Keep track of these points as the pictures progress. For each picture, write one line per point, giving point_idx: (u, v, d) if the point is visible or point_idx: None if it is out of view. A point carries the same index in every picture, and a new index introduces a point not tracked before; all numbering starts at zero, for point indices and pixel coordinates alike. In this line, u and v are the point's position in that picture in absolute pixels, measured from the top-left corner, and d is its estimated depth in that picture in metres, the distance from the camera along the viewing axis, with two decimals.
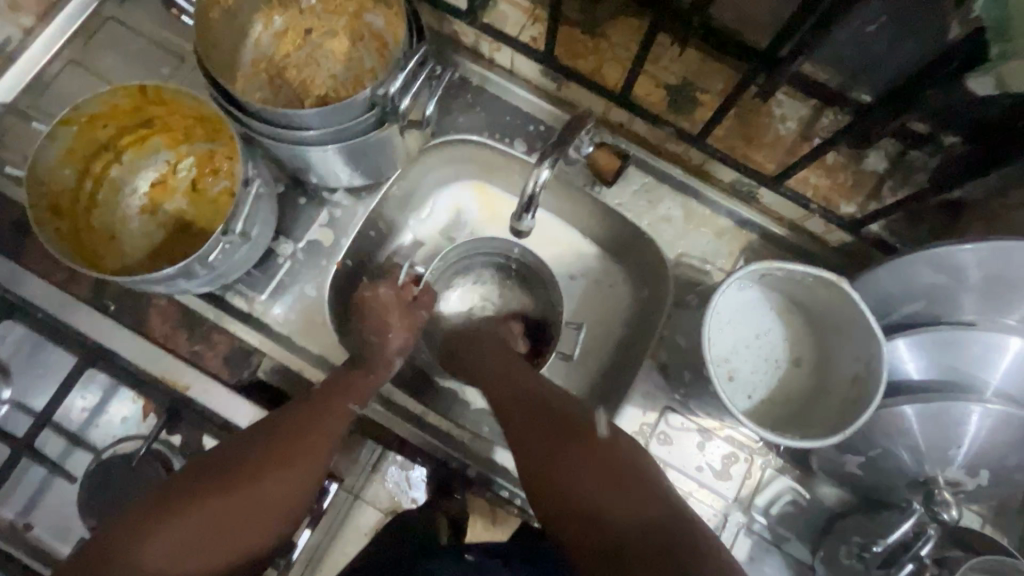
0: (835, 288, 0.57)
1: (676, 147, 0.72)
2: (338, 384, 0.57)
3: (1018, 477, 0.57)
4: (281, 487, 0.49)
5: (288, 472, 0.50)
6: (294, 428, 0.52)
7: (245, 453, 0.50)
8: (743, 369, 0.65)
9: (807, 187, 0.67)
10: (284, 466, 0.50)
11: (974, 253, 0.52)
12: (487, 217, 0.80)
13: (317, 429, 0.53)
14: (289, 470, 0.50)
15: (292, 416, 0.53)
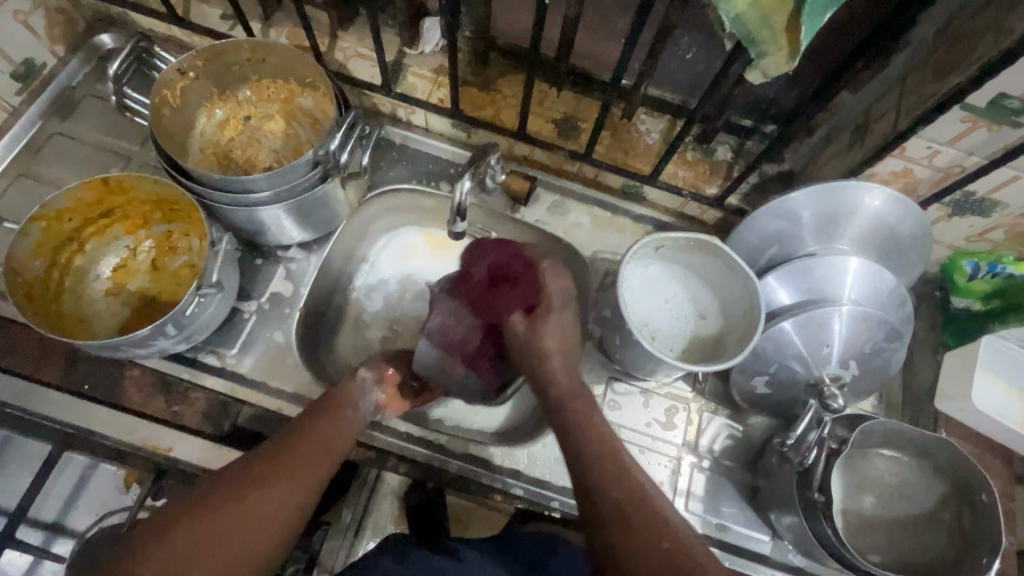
0: (711, 247, 0.73)
1: (572, 166, 0.87)
2: (331, 409, 0.66)
3: (881, 366, 0.72)
4: (281, 498, 0.56)
5: (285, 484, 0.57)
6: (291, 451, 0.60)
7: (237, 477, 0.57)
8: (661, 329, 0.78)
9: (674, 180, 0.84)
10: (284, 483, 0.58)
11: (798, 196, 0.70)
12: (437, 251, 0.90)
13: (310, 450, 0.61)
14: (285, 482, 0.58)
15: (289, 443, 0.61)
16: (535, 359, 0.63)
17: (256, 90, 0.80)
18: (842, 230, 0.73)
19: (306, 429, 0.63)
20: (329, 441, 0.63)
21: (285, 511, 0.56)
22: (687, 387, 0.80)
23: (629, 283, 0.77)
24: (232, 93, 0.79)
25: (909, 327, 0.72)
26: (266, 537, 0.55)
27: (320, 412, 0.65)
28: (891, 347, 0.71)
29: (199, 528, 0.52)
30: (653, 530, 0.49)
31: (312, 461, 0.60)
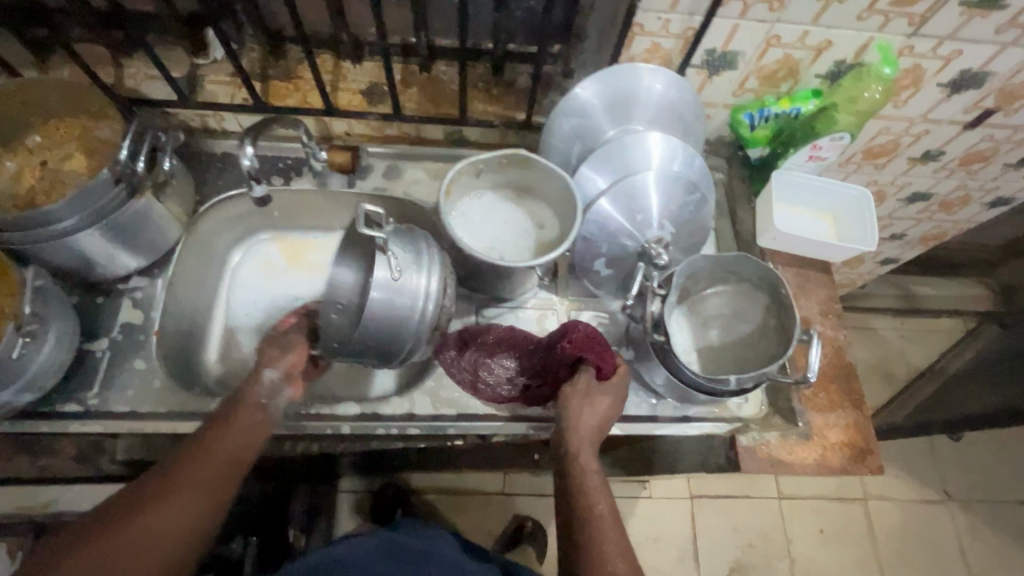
0: (523, 159, 0.80)
1: (392, 129, 0.92)
2: (240, 409, 0.65)
3: (693, 218, 0.82)
4: (176, 513, 0.59)
5: (178, 498, 0.59)
6: (199, 457, 0.62)
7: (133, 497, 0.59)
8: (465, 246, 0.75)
9: (486, 116, 0.91)
10: (192, 491, 0.60)
11: (579, 91, 0.78)
12: (295, 260, 0.93)
13: (222, 452, 0.63)
14: (178, 496, 0.59)
15: (197, 446, 0.63)
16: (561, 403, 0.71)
17: (45, 133, 0.79)
18: (631, 112, 0.81)
19: (217, 431, 0.64)
20: (221, 456, 0.63)
21: (197, 515, 0.60)
22: (551, 292, 0.88)
23: (465, 215, 0.84)
24: (21, 141, 0.78)
25: (707, 178, 0.81)
26: (163, 554, 0.58)
27: (229, 412, 0.65)
28: (694, 199, 0.80)
29: (91, 562, 0.55)
30: (583, 524, 0.64)
31: (207, 471, 0.61)
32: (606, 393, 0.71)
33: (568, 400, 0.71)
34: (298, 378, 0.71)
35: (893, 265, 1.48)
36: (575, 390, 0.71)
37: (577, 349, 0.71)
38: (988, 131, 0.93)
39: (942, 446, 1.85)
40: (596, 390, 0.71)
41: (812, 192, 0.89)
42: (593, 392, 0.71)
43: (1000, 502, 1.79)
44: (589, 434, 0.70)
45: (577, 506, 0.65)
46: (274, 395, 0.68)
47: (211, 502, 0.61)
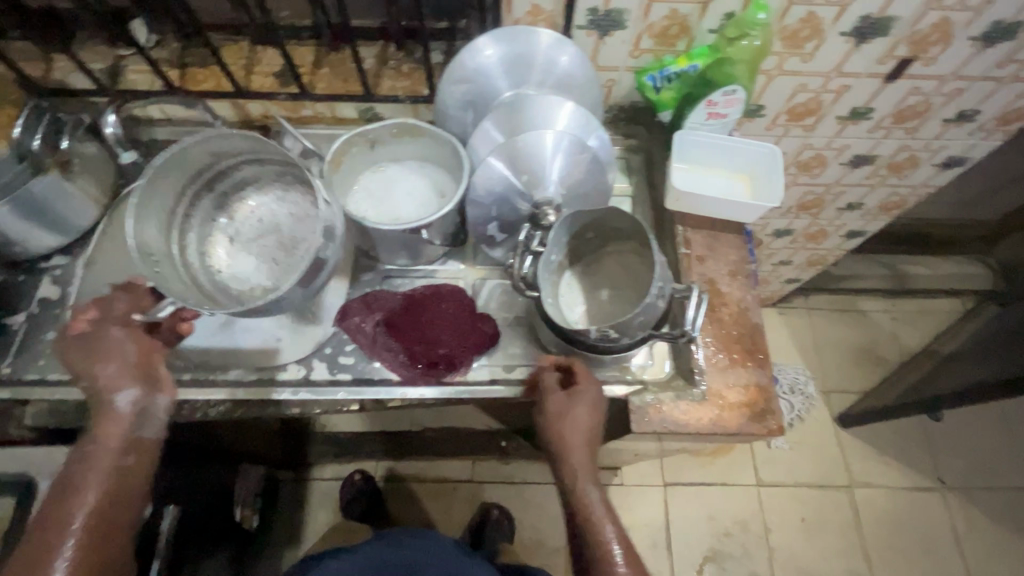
0: (415, 128, 0.81)
1: (307, 110, 0.95)
2: (104, 450, 0.64)
3: (587, 178, 0.81)
4: (71, 567, 0.61)
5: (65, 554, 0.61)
6: (69, 512, 0.62)
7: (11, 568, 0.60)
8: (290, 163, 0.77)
9: (395, 92, 0.92)
10: (82, 537, 0.62)
11: (465, 57, 0.79)
12: None
13: (97, 497, 0.64)
14: (64, 552, 0.61)
15: (64, 503, 0.63)
16: (555, 418, 0.71)
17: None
18: (524, 76, 0.82)
19: (88, 483, 0.64)
20: (96, 501, 0.63)
21: (98, 553, 0.63)
22: (459, 263, 0.88)
23: (364, 188, 0.85)
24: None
25: (599, 135, 0.81)
26: None
27: (85, 459, 0.64)
28: (586, 159, 0.80)
29: None
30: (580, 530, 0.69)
31: (89, 518, 0.63)
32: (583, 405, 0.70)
33: (560, 412, 0.70)
34: (157, 380, 0.69)
35: (861, 238, 1.42)
36: (556, 400, 0.71)
37: (456, 313, 0.80)
38: (912, 82, 0.89)
39: (937, 431, 1.76)
40: (577, 398, 0.70)
41: (724, 153, 0.87)
42: (569, 405, 0.70)
43: (999, 489, 1.69)
44: (586, 452, 0.70)
45: (575, 515, 0.70)
46: (138, 420, 0.66)
47: (112, 537, 0.64)
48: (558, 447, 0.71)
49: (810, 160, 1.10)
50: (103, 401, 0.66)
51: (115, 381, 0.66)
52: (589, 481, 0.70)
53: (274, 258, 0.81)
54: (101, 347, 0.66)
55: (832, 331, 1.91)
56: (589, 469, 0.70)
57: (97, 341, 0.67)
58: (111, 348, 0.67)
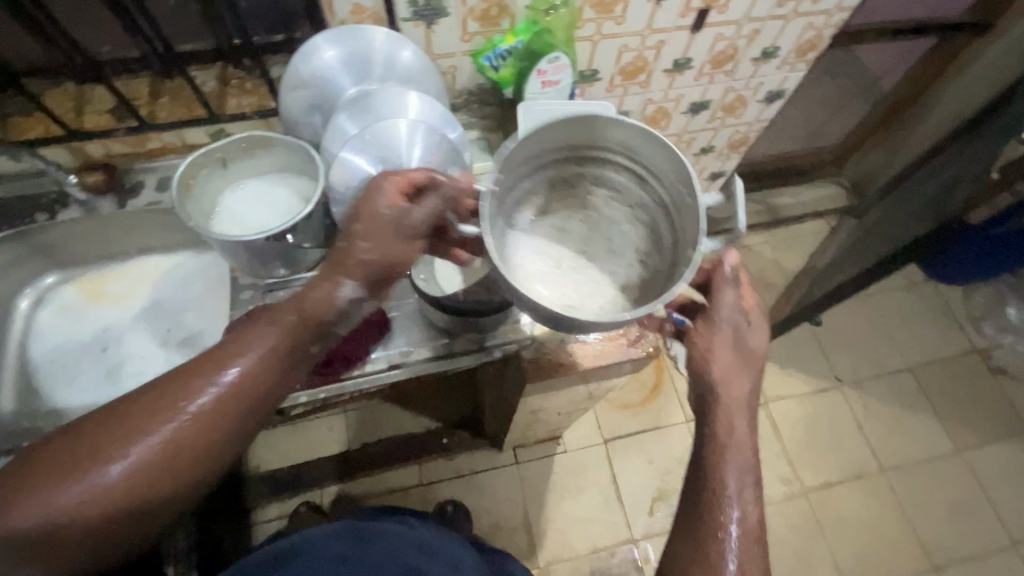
0: (263, 140, 0.82)
1: (155, 141, 0.93)
2: (265, 343, 0.62)
3: (446, 157, 0.83)
4: (197, 448, 0.59)
5: (198, 429, 0.59)
6: (187, 397, 0.59)
7: (153, 401, 0.59)
8: (640, 149, 0.71)
9: (242, 110, 0.92)
10: (179, 445, 0.58)
11: (301, 65, 0.82)
12: (92, 297, 0.95)
13: (210, 403, 0.59)
14: (198, 426, 0.59)
15: (221, 361, 0.61)
16: (720, 387, 0.67)
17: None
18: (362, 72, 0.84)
19: (211, 394, 0.59)
20: (259, 387, 0.62)
21: (112, 502, 0.56)
22: (338, 265, 0.88)
23: (223, 208, 0.84)
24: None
25: (447, 118, 0.85)
26: (106, 531, 0.57)
27: (237, 339, 0.63)
28: (437, 140, 0.82)
29: (81, 495, 0.55)
30: (698, 500, 0.64)
31: (235, 413, 0.61)
32: (755, 332, 0.70)
33: (741, 359, 0.68)
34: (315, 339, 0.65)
35: (723, 178, 1.57)
36: (736, 330, 0.69)
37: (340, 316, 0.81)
38: (715, 30, 1.01)
39: (828, 337, 1.98)
40: (738, 330, 0.69)
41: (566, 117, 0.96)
42: (737, 367, 0.68)
43: (886, 374, 1.93)
44: (745, 446, 0.65)
45: (697, 468, 0.66)
46: (341, 310, 0.64)
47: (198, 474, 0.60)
48: (716, 393, 0.67)
49: (655, 114, 1.21)
50: (332, 294, 0.63)
51: (346, 263, 0.63)
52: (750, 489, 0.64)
53: (558, 258, 0.75)
54: (320, 300, 0.63)
55: None
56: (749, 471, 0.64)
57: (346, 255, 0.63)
58: (330, 300, 0.63)
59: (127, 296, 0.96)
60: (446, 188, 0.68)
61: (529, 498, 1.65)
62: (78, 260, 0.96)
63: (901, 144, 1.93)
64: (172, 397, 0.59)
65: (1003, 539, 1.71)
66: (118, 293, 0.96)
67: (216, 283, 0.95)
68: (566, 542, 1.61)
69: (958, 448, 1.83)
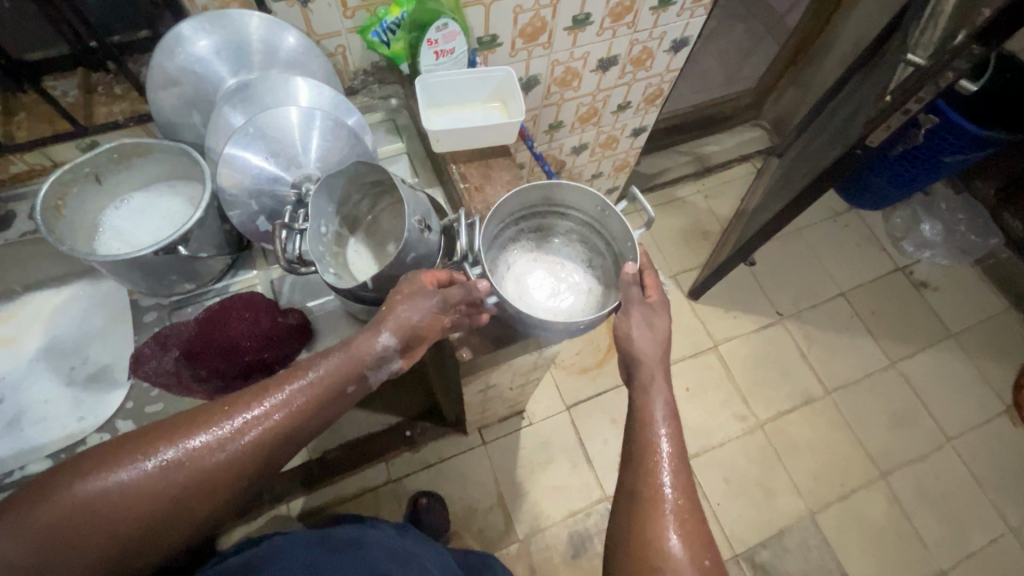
0: (136, 149, 0.76)
1: (20, 165, 0.84)
2: (339, 364, 0.66)
3: (337, 143, 0.79)
4: (252, 462, 0.62)
5: (261, 439, 0.62)
6: (259, 404, 0.63)
7: (234, 400, 0.64)
8: (554, 194, 0.83)
9: (114, 117, 0.84)
10: (214, 469, 0.61)
11: (163, 62, 0.75)
12: None
13: (281, 420, 0.63)
14: (264, 435, 0.62)
15: (272, 389, 0.64)
16: (630, 358, 0.75)
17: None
18: (236, 66, 0.78)
19: (259, 421, 0.62)
20: (321, 409, 0.66)
21: (143, 493, 0.58)
22: (249, 272, 0.84)
23: (110, 227, 0.79)
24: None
25: (337, 101, 0.81)
26: (154, 525, 0.59)
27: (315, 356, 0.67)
28: (328, 125, 0.77)
29: (149, 481, 0.59)
30: (638, 447, 0.68)
31: (295, 431, 0.64)
32: (653, 314, 0.76)
33: (660, 334, 0.75)
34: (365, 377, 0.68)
35: (645, 133, 1.58)
36: (640, 302, 0.76)
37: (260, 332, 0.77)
38: None
39: (765, 275, 2.06)
40: (658, 308, 0.77)
41: (467, 84, 0.93)
42: (648, 316, 0.76)
43: (822, 302, 2.03)
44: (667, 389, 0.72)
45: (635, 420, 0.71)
46: (375, 362, 0.67)
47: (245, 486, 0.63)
48: (631, 356, 0.74)
49: (565, 76, 1.20)
50: (369, 343, 0.67)
51: (386, 320, 0.66)
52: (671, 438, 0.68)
53: (537, 292, 0.86)
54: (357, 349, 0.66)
55: (663, 223, 2.13)
56: (672, 429, 0.69)
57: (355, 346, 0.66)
58: (363, 348, 0.66)
59: (22, 336, 0.88)
60: (469, 283, 0.70)
61: (500, 476, 1.66)
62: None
63: (809, 82, 2.00)
64: (223, 411, 0.63)
65: (940, 437, 1.84)
66: (11, 334, 0.87)
67: (116, 310, 0.88)
68: (542, 512, 1.63)
69: (892, 361, 1.95)
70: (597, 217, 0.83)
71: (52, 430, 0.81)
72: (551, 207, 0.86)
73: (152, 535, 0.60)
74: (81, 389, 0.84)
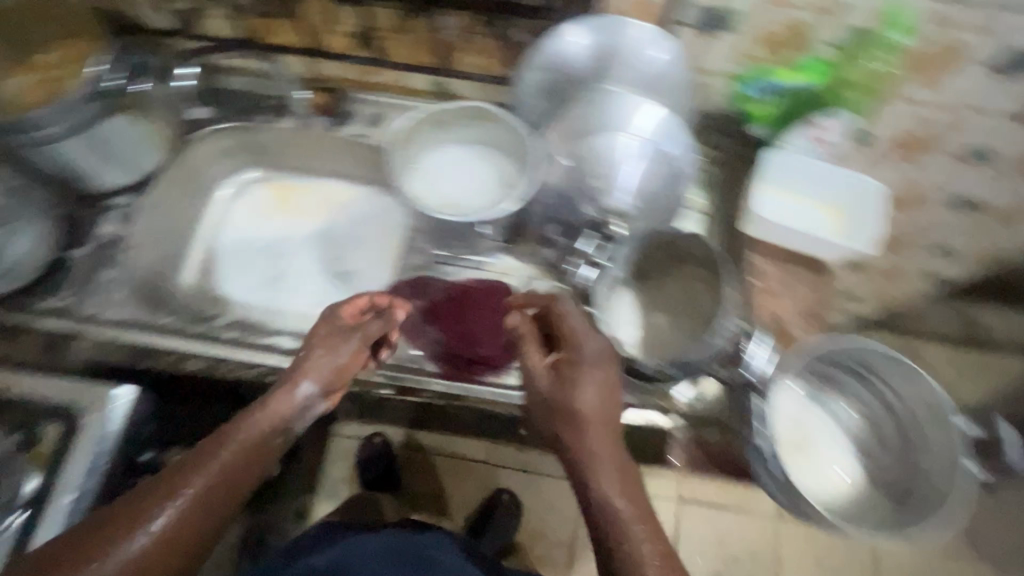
0: (488, 114, 0.77)
1: (381, 77, 0.92)
2: (273, 407, 0.60)
3: (663, 190, 0.75)
4: (219, 520, 0.52)
5: (223, 485, 0.53)
6: (216, 447, 0.55)
7: (107, 516, 0.49)
8: (877, 364, 0.76)
9: (469, 70, 0.90)
10: (158, 568, 0.48)
11: (558, 46, 0.76)
12: (279, 206, 1.00)
13: (231, 456, 0.55)
14: (231, 481, 0.54)
15: (211, 450, 0.55)
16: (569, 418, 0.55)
17: (56, 50, 0.81)
18: (609, 75, 0.78)
19: (188, 494, 0.51)
20: (276, 424, 0.59)
21: None
22: (509, 259, 0.83)
23: (425, 167, 0.81)
24: (32, 56, 0.81)
25: (683, 149, 0.75)
26: None
27: (221, 437, 0.57)
28: (670, 174, 0.76)
29: None
30: None
31: (253, 465, 0.56)
32: (600, 367, 0.56)
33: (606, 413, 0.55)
34: (332, 388, 0.65)
35: None
36: (598, 357, 0.58)
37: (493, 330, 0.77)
38: None
39: None
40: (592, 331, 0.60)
41: (819, 179, 0.82)
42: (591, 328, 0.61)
43: None
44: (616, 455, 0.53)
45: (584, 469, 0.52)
46: (303, 413, 0.62)
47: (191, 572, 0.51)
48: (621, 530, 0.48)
49: None
50: (284, 388, 0.62)
51: (307, 367, 0.63)
52: (595, 443, 0.53)
53: (793, 439, 0.81)
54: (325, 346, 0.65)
55: None
56: (604, 424, 0.55)
57: (306, 358, 0.64)
58: (287, 393, 0.61)
59: (313, 214, 1.00)
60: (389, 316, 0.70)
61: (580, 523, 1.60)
62: (275, 164, 1.00)
63: None
64: (143, 512, 0.49)
65: None
66: (305, 210, 1.00)
67: (386, 229, 0.99)
68: None
69: None
70: (909, 416, 0.76)
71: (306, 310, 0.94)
72: (864, 376, 0.78)
73: None
74: (335, 282, 0.96)
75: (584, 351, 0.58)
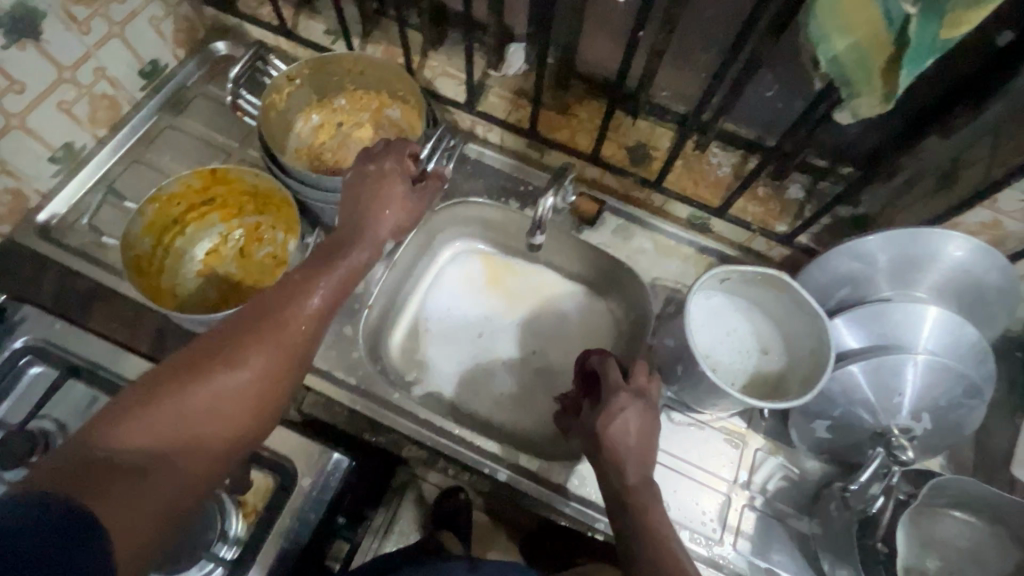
0: (778, 283, 0.73)
1: (641, 193, 0.90)
2: (341, 263, 0.64)
3: (953, 417, 0.68)
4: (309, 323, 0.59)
5: (326, 271, 0.62)
6: (310, 289, 0.61)
7: (170, 369, 0.52)
8: None
9: (744, 215, 0.85)
10: (274, 384, 0.56)
11: (879, 240, 0.68)
12: (491, 283, 0.97)
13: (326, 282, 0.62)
14: (316, 275, 0.62)
15: (299, 291, 0.60)
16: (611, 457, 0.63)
17: (350, 100, 0.86)
18: (919, 277, 0.71)
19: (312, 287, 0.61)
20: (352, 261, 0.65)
21: (180, 468, 0.48)
22: (741, 422, 0.79)
23: (692, 314, 0.77)
24: (327, 99, 0.85)
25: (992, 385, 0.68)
26: (207, 472, 0.51)
27: (326, 261, 0.64)
28: (971, 403, 0.67)
29: (168, 424, 0.49)
30: None
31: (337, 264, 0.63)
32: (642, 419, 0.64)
33: (645, 454, 0.63)
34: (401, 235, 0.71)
35: None
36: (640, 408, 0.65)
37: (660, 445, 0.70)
38: None
39: None
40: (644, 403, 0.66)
41: None
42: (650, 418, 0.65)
43: None
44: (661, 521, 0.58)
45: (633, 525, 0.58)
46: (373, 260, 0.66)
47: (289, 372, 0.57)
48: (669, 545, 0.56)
49: None
50: (361, 231, 0.66)
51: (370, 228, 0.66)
52: (632, 467, 0.62)
53: None
54: (384, 189, 0.68)
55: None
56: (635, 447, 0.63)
57: (381, 188, 0.68)
58: (373, 208, 0.67)
59: (523, 302, 0.96)
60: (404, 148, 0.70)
61: None
62: (497, 240, 0.98)
63: None
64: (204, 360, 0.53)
65: None
66: (517, 296, 0.96)
67: (593, 337, 0.94)
68: None
69: None
70: None
71: (491, 402, 0.89)
72: None
73: (230, 452, 0.53)
74: (529, 380, 0.90)
75: (651, 400, 0.67)
